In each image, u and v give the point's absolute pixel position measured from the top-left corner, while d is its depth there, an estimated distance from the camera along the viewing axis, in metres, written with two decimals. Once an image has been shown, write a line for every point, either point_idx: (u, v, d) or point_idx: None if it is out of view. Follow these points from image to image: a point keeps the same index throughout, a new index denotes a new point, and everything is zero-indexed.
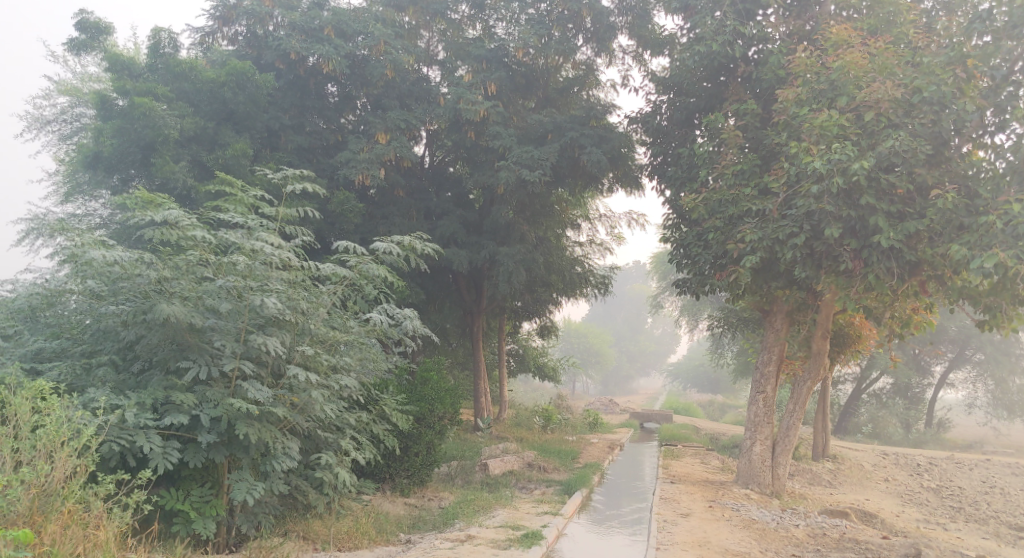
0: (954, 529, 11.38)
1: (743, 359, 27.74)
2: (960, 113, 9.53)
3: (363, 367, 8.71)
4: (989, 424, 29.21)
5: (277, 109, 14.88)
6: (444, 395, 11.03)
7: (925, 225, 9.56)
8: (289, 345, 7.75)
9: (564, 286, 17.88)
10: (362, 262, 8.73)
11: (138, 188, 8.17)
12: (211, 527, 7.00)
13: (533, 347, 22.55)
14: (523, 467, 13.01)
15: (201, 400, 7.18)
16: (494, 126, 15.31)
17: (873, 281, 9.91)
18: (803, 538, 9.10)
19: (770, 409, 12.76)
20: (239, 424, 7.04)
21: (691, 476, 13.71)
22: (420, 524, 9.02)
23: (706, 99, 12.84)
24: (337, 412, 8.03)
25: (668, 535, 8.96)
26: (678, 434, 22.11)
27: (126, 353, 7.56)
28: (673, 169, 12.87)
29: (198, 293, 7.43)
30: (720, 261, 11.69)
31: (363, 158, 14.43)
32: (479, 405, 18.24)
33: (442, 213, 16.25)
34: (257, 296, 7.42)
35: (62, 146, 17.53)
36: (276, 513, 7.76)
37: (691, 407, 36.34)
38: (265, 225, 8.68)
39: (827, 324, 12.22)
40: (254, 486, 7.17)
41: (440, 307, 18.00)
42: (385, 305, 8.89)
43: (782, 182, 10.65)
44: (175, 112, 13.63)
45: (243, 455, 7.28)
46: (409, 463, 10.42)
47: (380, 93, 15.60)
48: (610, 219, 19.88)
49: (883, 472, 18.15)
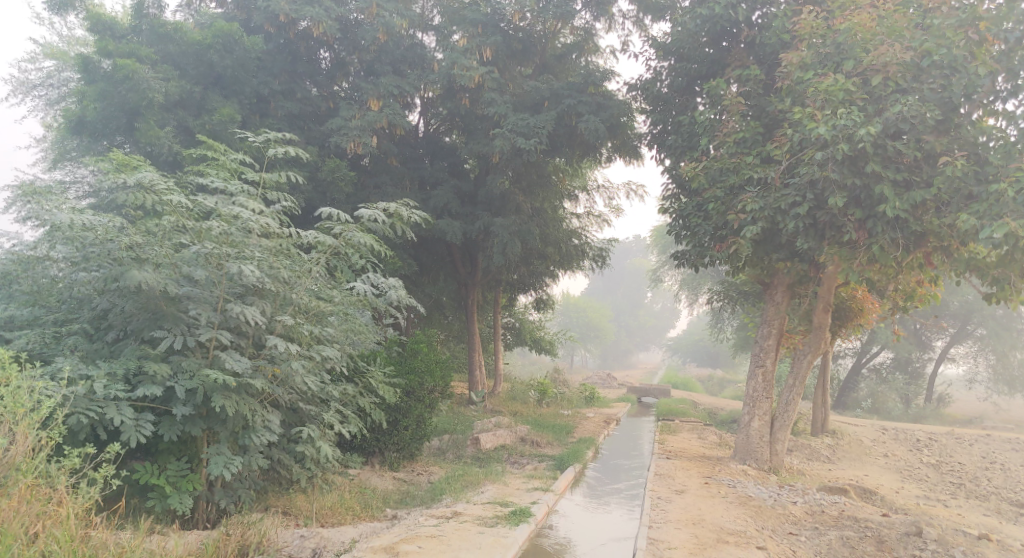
0: (954, 506, 11.16)
1: (742, 333, 27.56)
2: (971, 77, 9.10)
3: (348, 339, 8.42)
4: (989, 399, 29.04)
5: (267, 75, 14.45)
6: (435, 368, 10.77)
7: (932, 194, 9.21)
8: (269, 315, 7.46)
9: (561, 259, 17.57)
10: (347, 230, 8.40)
11: (113, 150, 7.81)
12: (187, 502, 6.74)
13: (529, 320, 22.30)
14: (516, 442, 12.82)
15: (176, 370, 6.89)
16: (489, 93, 14.93)
17: (878, 252, 9.61)
18: (801, 516, 8.86)
19: (769, 383, 12.51)
20: (216, 396, 6.76)
21: (688, 451, 13.52)
22: (407, 499, 8.82)
23: (707, 65, 12.45)
24: (320, 385, 7.77)
25: (661, 513, 8.69)
26: (675, 409, 21.95)
27: (99, 323, 7.27)
28: (673, 138, 12.49)
29: (175, 261, 7.11)
30: (719, 232, 11.31)
31: (354, 125, 14.07)
32: (474, 378, 18.01)
33: (436, 183, 15.88)
34: (234, 264, 7.11)
35: (49, 111, 17.12)
36: (257, 487, 7.52)
37: (690, 382, 36.19)
38: (247, 191, 8.33)
39: (829, 298, 11.90)
40: (231, 461, 6.90)
41: (435, 279, 17.72)
42: (369, 274, 8.58)
43: (785, 150, 10.31)
44: (160, 75, 13.24)
45: (220, 429, 7.01)
46: (398, 437, 10.19)
47: (372, 58, 15.18)
48: (609, 191, 19.52)
49: (882, 447, 17.96)
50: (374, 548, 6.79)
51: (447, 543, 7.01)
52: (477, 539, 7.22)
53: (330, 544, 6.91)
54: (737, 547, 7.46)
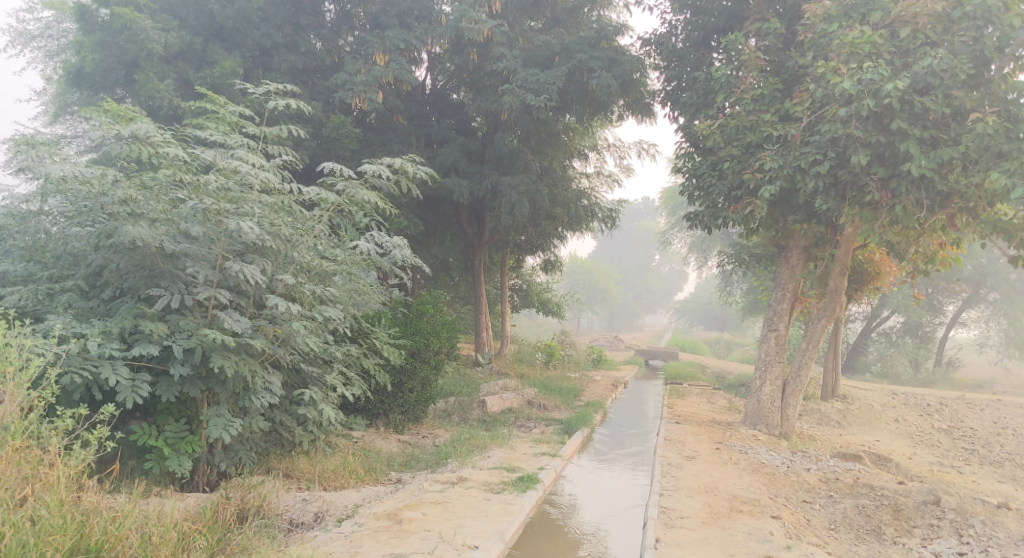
0: (969, 473, 10.95)
1: (752, 297, 27.26)
2: (1006, 28, 8.60)
3: (351, 300, 8.18)
4: (999, 362, 28.80)
5: (269, 26, 13.99)
6: (441, 329, 10.55)
7: (961, 152, 8.81)
8: (270, 274, 7.19)
9: (570, 220, 17.21)
10: (350, 186, 8.10)
11: (107, 100, 7.46)
12: (186, 465, 6.57)
13: (537, 282, 22.05)
14: (523, 405, 12.65)
15: (173, 330, 6.65)
16: (498, 47, 14.46)
17: (901, 213, 9.26)
18: (815, 483, 8.67)
19: (783, 347, 12.25)
20: (215, 357, 6.53)
21: (697, 416, 13.32)
22: (412, 462, 8.66)
23: (724, 18, 11.97)
24: (322, 347, 7.54)
25: (672, 480, 8.47)
26: (683, 372, 21.75)
27: (94, 280, 7.00)
28: (688, 95, 12.06)
29: (172, 216, 6.83)
30: (734, 192, 10.93)
31: (359, 80, 13.66)
32: (481, 340, 17.82)
33: (443, 140, 15.52)
34: (233, 220, 6.82)
35: (49, 63, 16.79)
36: (259, 449, 7.34)
37: (698, 345, 36.00)
38: (247, 144, 8.01)
39: (846, 261, 11.57)
40: (231, 423, 6.71)
41: (442, 240, 17.43)
42: (373, 233, 8.29)
43: (805, 106, 9.90)
44: (159, 25, 12.85)
45: (220, 390, 6.80)
46: (403, 399, 9.99)
47: (378, 10, 14.70)
48: (620, 150, 19.08)
49: (892, 412, 17.75)
50: (376, 515, 6.61)
51: (452, 510, 6.83)
52: (483, 506, 7.04)
53: (332, 509, 6.75)
54: (751, 516, 7.25)
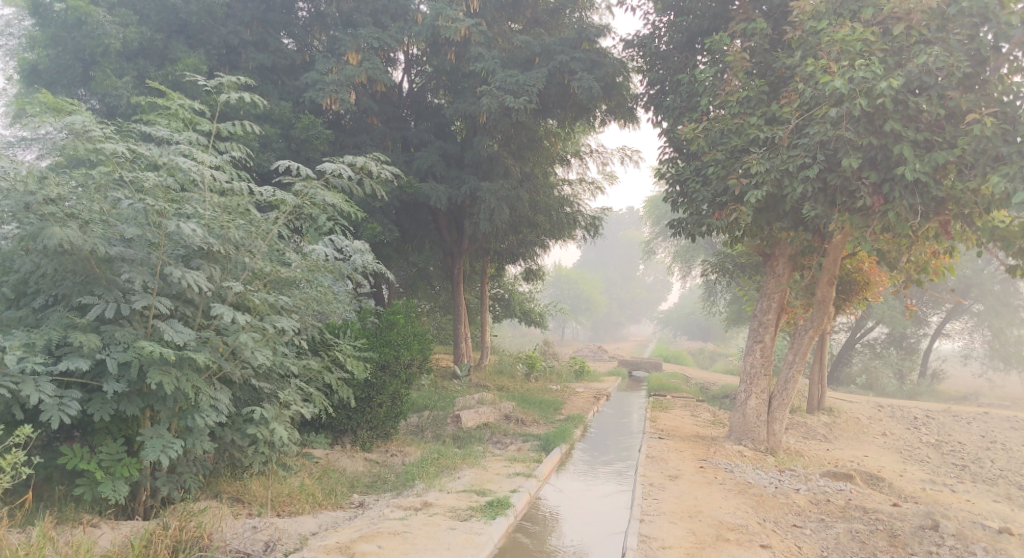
0: (962, 491, 10.50)
1: (736, 307, 26.91)
2: (1003, 27, 8.24)
3: (310, 309, 7.61)
4: (984, 375, 28.49)
5: (236, 23, 13.45)
6: (413, 340, 9.99)
7: (956, 155, 8.38)
8: (217, 280, 6.63)
9: (552, 228, 16.68)
10: (309, 187, 7.54)
11: (42, 91, 6.85)
12: (121, 490, 5.97)
13: (519, 291, 21.51)
14: (500, 420, 12.08)
15: (108, 342, 6.06)
16: (476, 47, 13.96)
17: (894, 220, 8.81)
18: (805, 505, 8.17)
19: (768, 360, 11.77)
20: (152, 372, 5.94)
21: (681, 430, 12.83)
22: (378, 484, 8.09)
23: (709, 18, 11.57)
24: (276, 359, 6.97)
25: (654, 503, 7.94)
26: (667, 383, 21.26)
27: (24, 288, 6.37)
28: (672, 98, 11.59)
29: (110, 217, 6.25)
30: (719, 198, 10.45)
31: (331, 80, 13.10)
32: (459, 351, 17.25)
33: (420, 144, 15.01)
34: (174, 221, 6.25)
35: (9, 61, 16.11)
36: (207, 471, 6.76)
37: (682, 355, 35.50)
38: (198, 143, 7.43)
39: (834, 269, 11.11)
40: (171, 444, 6.11)
41: (420, 247, 16.85)
42: (332, 237, 7.74)
43: (794, 107, 9.46)
44: (117, 20, 12.28)
45: (160, 407, 6.21)
46: (371, 415, 9.41)
47: (351, 8, 14.12)
48: (602, 156, 18.62)
49: (879, 425, 17.34)
50: (326, 548, 6.04)
51: (412, 542, 6.26)
52: (446, 537, 6.46)
53: (284, 538, 6.20)
54: (739, 546, 6.72)
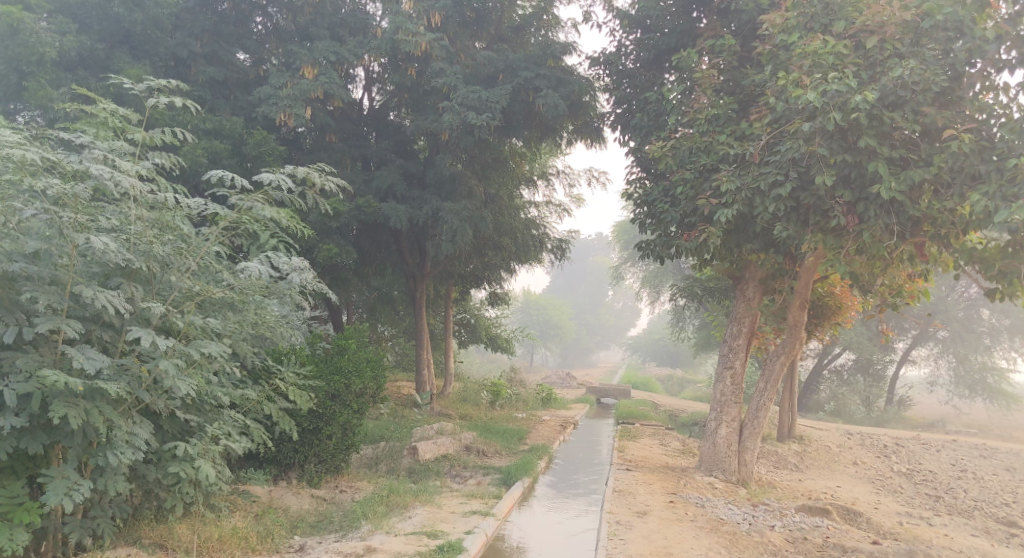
0: (940, 526, 10.07)
1: (705, 333, 26.56)
2: (978, 41, 7.92)
3: (246, 333, 6.95)
4: (951, 401, 28.35)
5: (185, 35, 12.95)
6: (365, 367, 9.32)
7: (933, 173, 8.05)
8: (136, 301, 5.97)
9: (516, 250, 16.17)
10: (246, 199, 6.89)
11: None
12: (20, 538, 5.24)
13: (484, 316, 20.91)
14: (460, 451, 11.47)
15: (9, 371, 5.38)
16: (437, 62, 13.54)
17: (869, 241, 8.45)
18: (781, 544, 7.64)
19: (739, 387, 11.32)
20: (56, 404, 5.25)
21: (648, 461, 12.30)
22: (322, 525, 7.41)
23: (676, 36, 11.16)
24: (204, 389, 6.30)
25: (620, 545, 7.37)
26: (635, 411, 20.71)
27: None
28: (638, 116, 11.23)
29: (14, 230, 5.57)
30: (687, 219, 9.97)
31: (285, 95, 12.52)
32: (421, 378, 16.55)
33: (381, 162, 14.48)
34: (86, 235, 5.60)
35: None
36: (126, 514, 6.06)
37: (650, 382, 35.03)
38: (125, 152, 6.76)
39: (806, 293, 10.70)
40: (78, 486, 5.41)
41: (380, 269, 16.22)
42: (270, 254, 7.10)
43: (764, 123, 9.11)
44: (54, 27, 11.76)
45: (67, 443, 5.51)
46: (320, 447, 8.75)
47: (308, 21, 13.62)
48: (569, 178, 18.23)
49: (849, 453, 16.97)
50: None
51: None
52: None
53: None
54: None
